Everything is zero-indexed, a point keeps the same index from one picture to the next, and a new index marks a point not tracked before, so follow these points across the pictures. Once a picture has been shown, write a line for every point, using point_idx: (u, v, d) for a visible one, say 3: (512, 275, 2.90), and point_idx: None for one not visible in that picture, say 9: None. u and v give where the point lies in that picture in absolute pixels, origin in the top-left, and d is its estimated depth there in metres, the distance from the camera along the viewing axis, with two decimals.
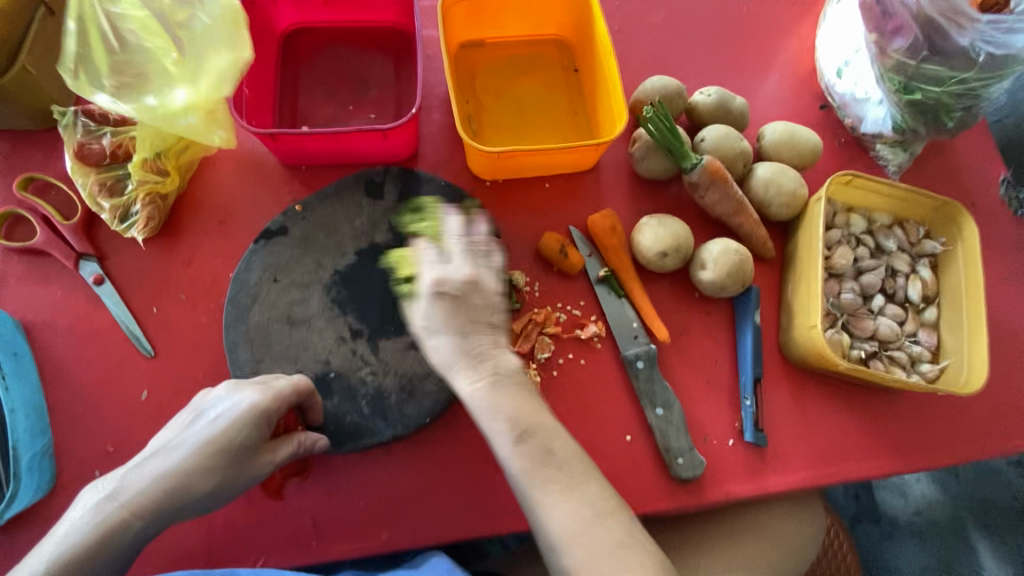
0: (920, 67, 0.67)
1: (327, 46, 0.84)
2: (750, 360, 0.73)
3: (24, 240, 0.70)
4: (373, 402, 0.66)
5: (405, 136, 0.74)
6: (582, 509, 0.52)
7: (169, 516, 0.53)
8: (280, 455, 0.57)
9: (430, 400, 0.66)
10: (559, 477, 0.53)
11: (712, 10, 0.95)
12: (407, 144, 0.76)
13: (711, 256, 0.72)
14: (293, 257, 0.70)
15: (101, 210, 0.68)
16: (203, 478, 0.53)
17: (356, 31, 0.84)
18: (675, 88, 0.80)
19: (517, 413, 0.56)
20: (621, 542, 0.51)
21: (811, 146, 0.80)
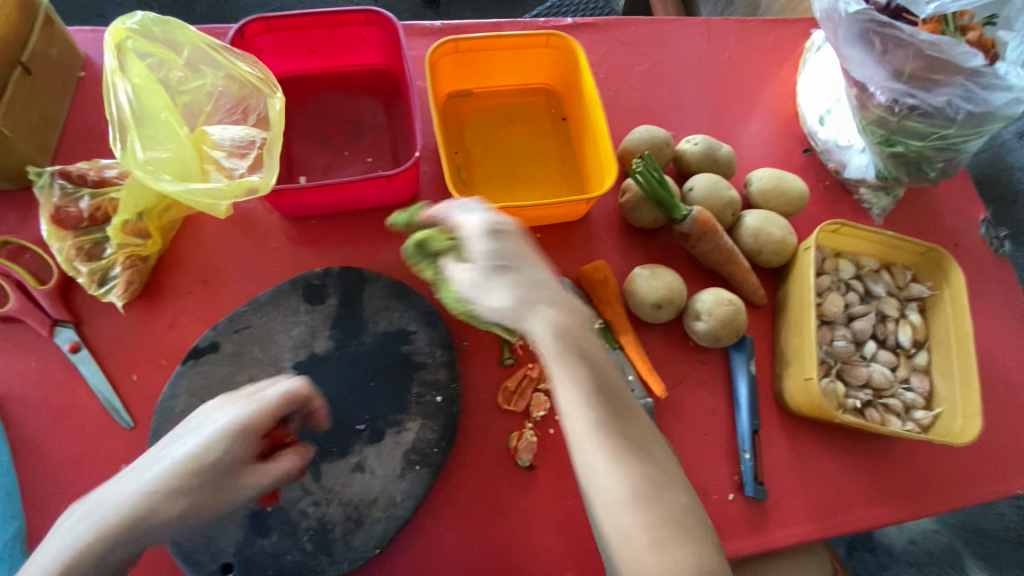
0: (901, 123, 0.68)
1: (314, 98, 0.83)
2: (747, 411, 0.72)
3: None
4: (316, 536, 0.59)
5: (396, 187, 0.73)
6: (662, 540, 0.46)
7: (137, 543, 0.48)
8: (262, 480, 0.52)
9: (380, 528, 0.60)
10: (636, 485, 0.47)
11: (696, 58, 0.97)
12: (398, 196, 0.75)
13: (705, 306, 0.72)
14: (223, 377, 0.64)
15: (80, 275, 0.66)
16: (164, 511, 0.48)
17: (343, 83, 0.84)
18: (663, 138, 0.81)
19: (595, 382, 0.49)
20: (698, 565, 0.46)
21: (798, 194, 0.81)
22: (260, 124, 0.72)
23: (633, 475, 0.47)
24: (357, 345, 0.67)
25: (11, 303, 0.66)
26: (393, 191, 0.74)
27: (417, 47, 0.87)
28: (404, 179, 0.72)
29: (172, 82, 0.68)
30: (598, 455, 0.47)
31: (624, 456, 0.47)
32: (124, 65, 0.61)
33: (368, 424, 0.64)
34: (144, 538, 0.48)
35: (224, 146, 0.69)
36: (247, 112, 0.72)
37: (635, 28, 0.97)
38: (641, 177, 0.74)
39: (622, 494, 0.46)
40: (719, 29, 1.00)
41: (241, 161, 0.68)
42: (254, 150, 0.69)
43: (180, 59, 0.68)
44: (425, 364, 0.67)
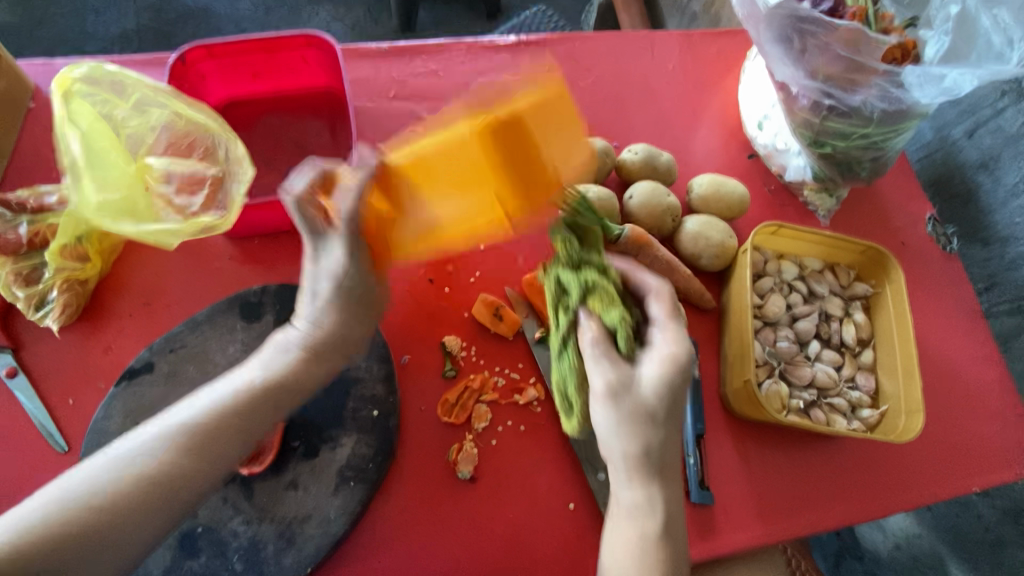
0: (824, 124, 0.69)
1: (261, 120, 0.85)
2: (691, 416, 0.72)
3: None
4: (246, 555, 0.59)
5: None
6: None
7: (181, 480, 0.54)
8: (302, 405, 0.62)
9: (311, 546, 0.59)
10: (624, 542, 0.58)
11: (641, 70, 0.99)
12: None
13: None
14: (156, 398, 0.64)
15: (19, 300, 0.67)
16: (257, 407, 0.57)
17: (288, 104, 0.86)
18: (602, 148, 0.82)
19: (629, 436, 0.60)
20: None
21: (738, 198, 0.82)
22: (205, 158, 0.72)
23: (663, 516, 0.58)
24: None
25: None
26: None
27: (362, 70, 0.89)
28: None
29: (117, 119, 0.69)
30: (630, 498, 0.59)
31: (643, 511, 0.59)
32: (71, 113, 0.62)
33: (303, 440, 0.63)
34: (220, 447, 0.56)
35: (172, 180, 0.70)
36: (193, 147, 0.73)
37: (580, 43, 1.00)
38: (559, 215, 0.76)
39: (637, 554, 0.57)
40: (663, 42, 1.02)
41: (193, 197, 0.70)
42: (205, 184, 0.71)
43: (124, 102, 0.69)
44: (362, 379, 0.67)
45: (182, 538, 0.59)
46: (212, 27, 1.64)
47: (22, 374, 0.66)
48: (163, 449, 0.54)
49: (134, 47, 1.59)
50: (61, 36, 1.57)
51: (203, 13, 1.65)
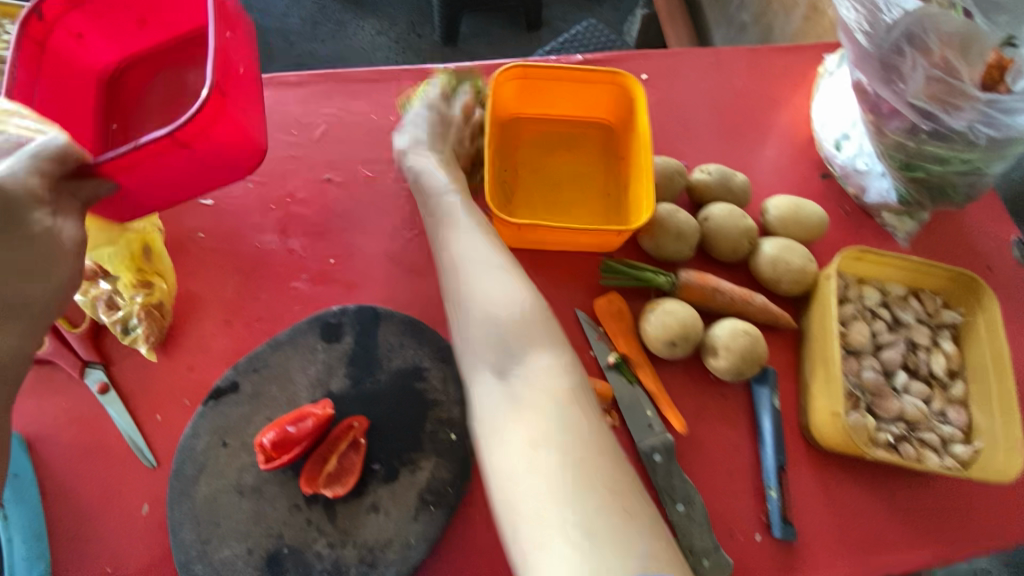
0: (920, 148, 0.67)
1: (160, 74, 0.79)
2: (773, 447, 0.70)
3: None
4: None
5: (229, 130, 0.66)
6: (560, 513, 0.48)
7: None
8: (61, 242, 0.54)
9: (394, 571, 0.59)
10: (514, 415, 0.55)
11: (707, 87, 0.99)
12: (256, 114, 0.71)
13: (721, 340, 0.70)
14: (242, 416, 0.64)
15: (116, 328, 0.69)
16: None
17: (197, 50, 0.79)
18: (675, 168, 0.81)
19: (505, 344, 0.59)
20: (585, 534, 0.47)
21: (816, 221, 0.80)
22: None
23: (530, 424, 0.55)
24: (373, 385, 0.67)
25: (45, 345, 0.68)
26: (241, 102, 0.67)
27: None
28: (231, 115, 0.65)
29: None
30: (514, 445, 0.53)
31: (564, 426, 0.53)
32: None
33: (383, 462, 0.63)
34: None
35: None
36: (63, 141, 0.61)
37: (643, 61, 0.99)
38: (611, 277, 0.76)
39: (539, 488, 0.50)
40: (729, 58, 1.01)
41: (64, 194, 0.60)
42: None
43: None
44: (439, 402, 0.67)
45: (269, 558, 0.59)
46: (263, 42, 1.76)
47: (113, 391, 0.68)
48: None
49: None
50: None
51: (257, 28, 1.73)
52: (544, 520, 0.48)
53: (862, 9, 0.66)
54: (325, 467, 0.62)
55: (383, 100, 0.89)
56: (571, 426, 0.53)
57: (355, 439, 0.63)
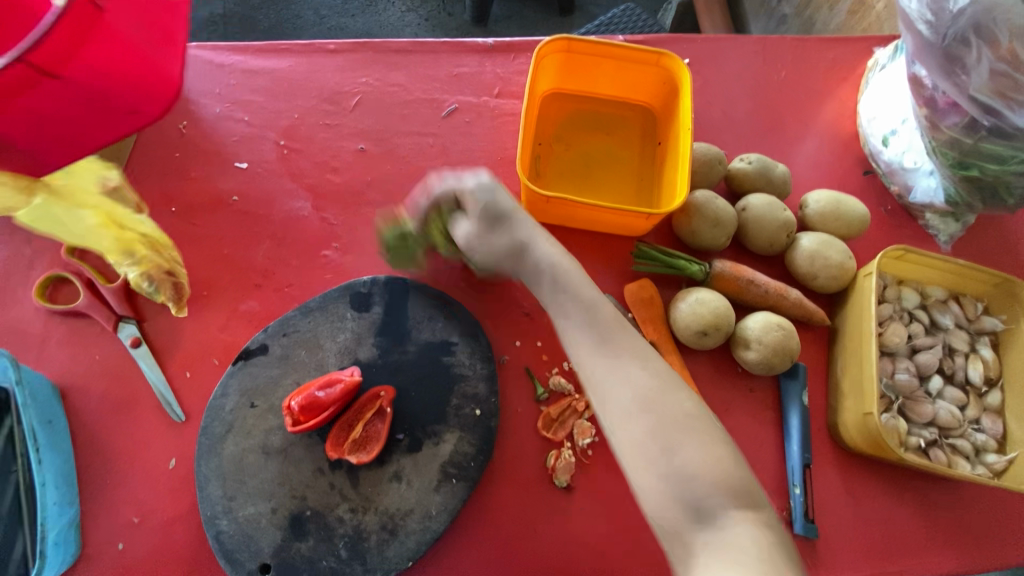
0: (977, 145, 0.65)
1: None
2: (798, 444, 0.69)
3: (68, 302, 0.70)
4: (351, 543, 0.59)
5: (108, 54, 0.50)
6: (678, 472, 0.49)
7: None
8: None
9: (414, 540, 0.60)
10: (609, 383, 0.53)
11: (750, 77, 0.96)
12: (163, 50, 0.56)
13: (754, 333, 0.68)
14: (271, 379, 0.64)
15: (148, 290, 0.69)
16: None
17: None
18: (715, 155, 0.79)
19: (616, 369, 0.53)
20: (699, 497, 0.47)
21: (858, 216, 0.78)
22: None
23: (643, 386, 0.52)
24: (400, 356, 0.67)
25: (81, 299, 0.69)
26: (135, 45, 0.52)
27: (468, 65, 0.90)
28: (108, 34, 0.49)
29: None
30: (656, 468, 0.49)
31: (715, 442, 0.50)
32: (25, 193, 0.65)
33: (407, 433, 0.63)
34: None
35: None
36: None
37: (686, 46, 0.97)
38: (643, 263, 0.75)
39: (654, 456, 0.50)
40: (774, 48, 0.98)
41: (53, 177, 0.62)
42: None
43: None
44: (465, 377, 0.67)
45: (292, 519, 0.59)
46: (293, 13, 1.76)
47: (145, 346, 0.68)
48: None
49: (220, 30, 1.72)
50: None
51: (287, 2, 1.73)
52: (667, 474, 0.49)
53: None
54: (351, 435, 0.62)
55: (421, 73, 0.88)
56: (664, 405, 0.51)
57: (381, 408, 0.63)
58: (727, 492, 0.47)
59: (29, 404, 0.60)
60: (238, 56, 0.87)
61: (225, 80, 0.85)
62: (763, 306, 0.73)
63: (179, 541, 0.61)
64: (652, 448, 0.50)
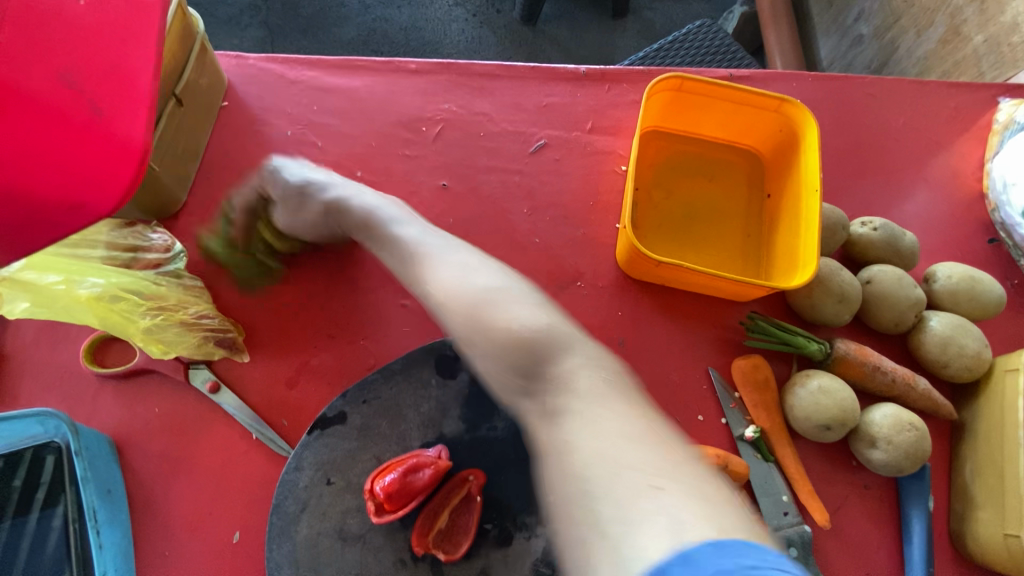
0: None
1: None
2: (922, 557, 0.62)
3: (118, 365, 0.64)
4: None
5: (27, 137, 0.40)
6: (645, 505, 0.34)
7: None
8: None
9: None
10: (553, 388, 0.44)
11: (861, 122, 0.87)
12: (113, 107, 0.46)
13: (883, 431, 0.61)
14: (349, 453, 0.58)
15: (174, 354, 0.61)
16: None
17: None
18: (839, 219, 0.71)
19: (600, 394, 0.42)
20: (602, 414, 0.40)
21: (994, 299, 0.70)
22: None
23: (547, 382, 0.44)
24: (487, 432, 0.61)
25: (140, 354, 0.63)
26: (82, 93, 0.43)
27: (558, 94, 0.82)
28: (6, 99, 0.38)
29: None
30: (638, 500, 0.34)
31: (704, 486, 0.35)
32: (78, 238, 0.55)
33: (496, 523, 0.57)
34: None
35: None
36: None
37: (792, 84, 0.89)
38: (756, 338, 0.68)
39: (623, 482, 0.36)
40: (891, 89, 0.89)
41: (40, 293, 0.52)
42: None
43: None
44: None
45: None
46: (338, 2, 1.67)
47: (224, 389, 0.63)
48: None
49: (261, 17, 1.63)
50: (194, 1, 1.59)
51: None
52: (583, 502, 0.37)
53: None
54: (437, 524, 0.56)
55: (508, 101, 0.81)
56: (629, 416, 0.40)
57: (471, 493, 0.57)
58: (696, 520, 0.32)
59: (88, 478, 0.55)
60: (311, 73, 0.79)
61: (297, 99, 0.78)
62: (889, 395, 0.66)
63: None
64: (629, 471, 0.36)
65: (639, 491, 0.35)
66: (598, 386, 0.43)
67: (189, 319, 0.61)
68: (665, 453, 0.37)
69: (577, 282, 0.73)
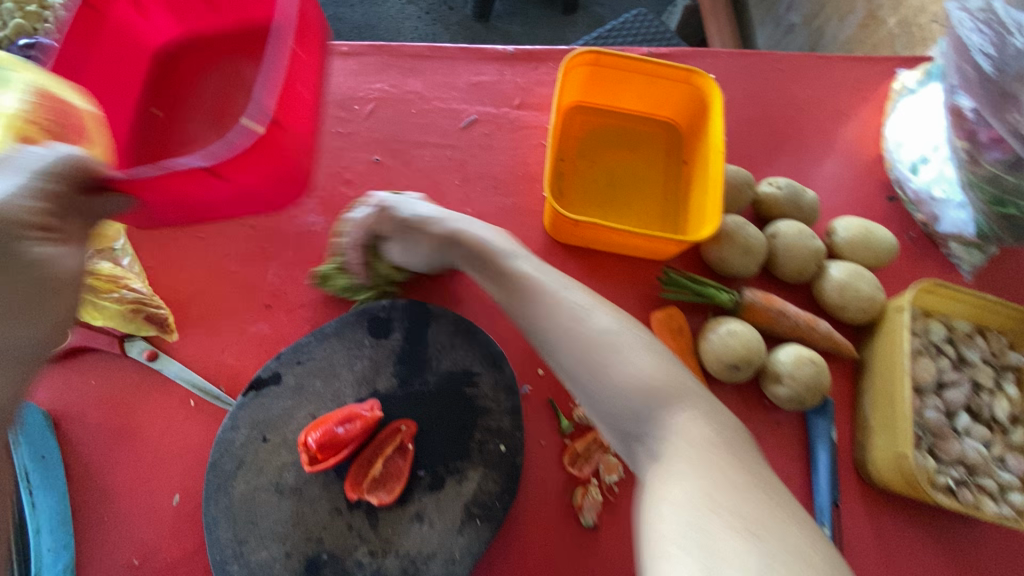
0: (1019, 184, 0.63)
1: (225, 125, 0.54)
2: (827, 481, 0.67)
3: None
4: None
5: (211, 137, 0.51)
6: (710, 535, 0.38)
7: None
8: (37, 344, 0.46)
9: None
10: (633, 399, 0.49)
11: (772, 94, 0.94)
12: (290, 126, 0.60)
13: (786, 368, 0.67)
14: (284, 411, 0.60)
15: (104, 321, 0.63)
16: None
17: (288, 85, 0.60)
18: (745, 179, 0.77)
19: (660, 401, 0.48)
20: (671, 424, 0.46)
21: (887, 247, 0.76)
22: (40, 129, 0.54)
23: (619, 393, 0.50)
24: (419, 387, 0.64)
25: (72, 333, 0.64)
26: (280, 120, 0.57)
27: (487, 73, 0.86)
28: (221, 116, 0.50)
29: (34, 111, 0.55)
30: (716, 524, 0.39)
31: (776, 510, 0.40)
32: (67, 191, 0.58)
33: (429, 470, 0.60)
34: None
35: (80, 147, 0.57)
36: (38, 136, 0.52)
37: (709, 61, 0.95)
38: (672, 291, 0.73)
39: (693, 493, 0.41)
40: (799, 64, 0.96)
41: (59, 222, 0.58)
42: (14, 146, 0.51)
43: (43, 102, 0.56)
44: (489, 410, 0.64)
45: (306, 563, 0.56)
46: None
47: (163, 356, 0.64)
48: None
49: None
50: None
51: None
52: (654, 515, 0.41)
53: (986, 30, 0.60)
54: (370, 472, 0.59)
55: (439, 80, 0.84)
56: (695, 435, 0.45)
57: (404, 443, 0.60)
58: (765, 541, 0.37)
59: None
60: None
61: None
62: (793, 337, 0.71)
63: None
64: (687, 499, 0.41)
65: (712, 509, 0.39)
66: (676, 397, 0.48)
67: (118, 291, 0.63)
68: (729, 468, 0.43)
69: None
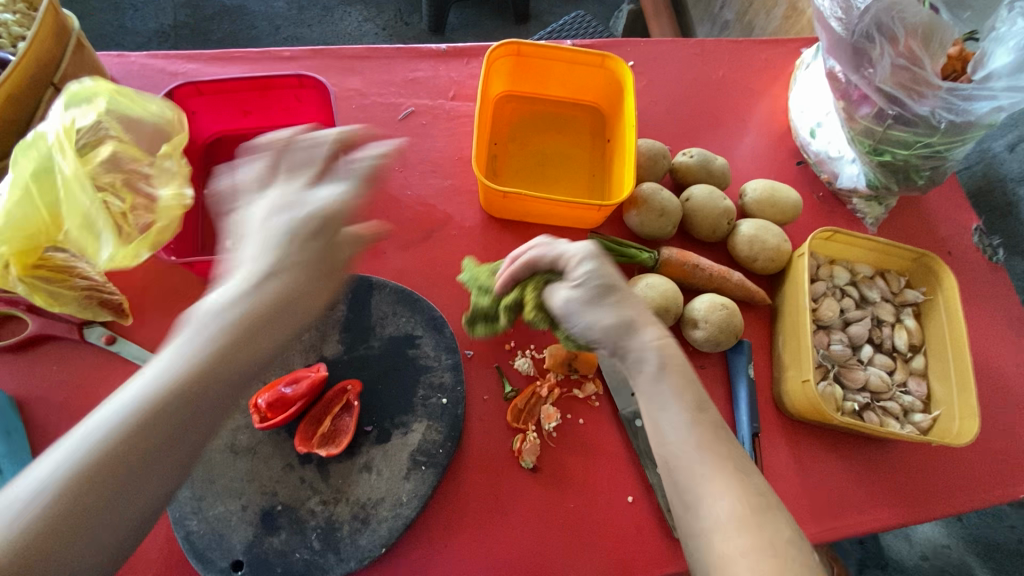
0: (887, 132, 0.72)
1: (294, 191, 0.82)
2: (746, 413, 0.73)
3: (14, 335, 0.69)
4: (323, 534, 0.60)
5: None
6: None
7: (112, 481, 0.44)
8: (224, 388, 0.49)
9: (387, 527, 0.61)
10: (749, 496, 0.49)
11: (690, 77, 1.02)
12: None
13: (701, 313, 0.73)
14: None
15: (59, 309, 0.65)
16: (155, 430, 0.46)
17: None
18: (659, 150, 0.84)
19: (765, 508, 0.48)
20: (786, 538, 0.47)
21: (792, 204, 0.84)
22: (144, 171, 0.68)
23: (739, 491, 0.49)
24: (364, 352, 0.69)
25: (32, 323, 0.68)
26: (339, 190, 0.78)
27: (422, 69, 0.92)
28: None
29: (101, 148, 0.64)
30: None
31: None
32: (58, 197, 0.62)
33: (375, 425, 0.65)
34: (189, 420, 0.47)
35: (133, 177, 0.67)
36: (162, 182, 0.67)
37: (629, 51, 1.03)
38: None
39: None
40: (712, 49, 1.05)
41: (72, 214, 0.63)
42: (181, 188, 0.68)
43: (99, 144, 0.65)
44: (430, 367, 0.69)
45: (262, 514, 0.60)
46: (248, 24, 1.75)
47: (121, 339, 0.69)
48: (75, 450, 0.43)
49: (170, 42, 1.70)
50: (102, 30, 1.67)
51: (240, 11, 1.76)
52: None
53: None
54: (320, 428, 0.64)
55: (377, 78, 0.90)
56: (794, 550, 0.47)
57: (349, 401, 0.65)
58: None
59: None
60: (192, 65, 0.87)
61: None
62: (710, 288, 0.78)
63: (147, 545, 0.61)
64: None
65: None
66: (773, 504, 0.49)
67: (70, 279, 0.65)
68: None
69: (446, 225, 0.82)
